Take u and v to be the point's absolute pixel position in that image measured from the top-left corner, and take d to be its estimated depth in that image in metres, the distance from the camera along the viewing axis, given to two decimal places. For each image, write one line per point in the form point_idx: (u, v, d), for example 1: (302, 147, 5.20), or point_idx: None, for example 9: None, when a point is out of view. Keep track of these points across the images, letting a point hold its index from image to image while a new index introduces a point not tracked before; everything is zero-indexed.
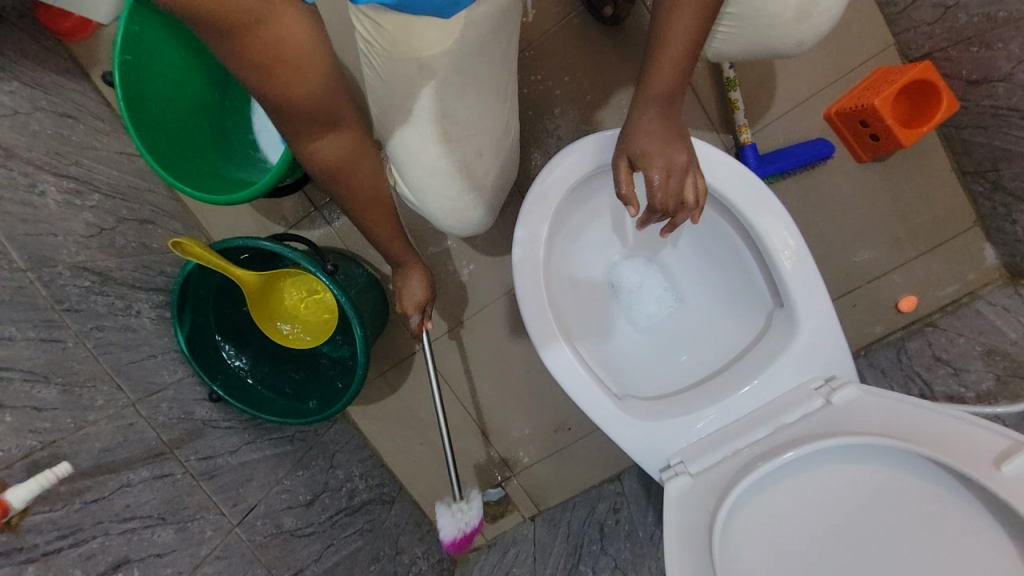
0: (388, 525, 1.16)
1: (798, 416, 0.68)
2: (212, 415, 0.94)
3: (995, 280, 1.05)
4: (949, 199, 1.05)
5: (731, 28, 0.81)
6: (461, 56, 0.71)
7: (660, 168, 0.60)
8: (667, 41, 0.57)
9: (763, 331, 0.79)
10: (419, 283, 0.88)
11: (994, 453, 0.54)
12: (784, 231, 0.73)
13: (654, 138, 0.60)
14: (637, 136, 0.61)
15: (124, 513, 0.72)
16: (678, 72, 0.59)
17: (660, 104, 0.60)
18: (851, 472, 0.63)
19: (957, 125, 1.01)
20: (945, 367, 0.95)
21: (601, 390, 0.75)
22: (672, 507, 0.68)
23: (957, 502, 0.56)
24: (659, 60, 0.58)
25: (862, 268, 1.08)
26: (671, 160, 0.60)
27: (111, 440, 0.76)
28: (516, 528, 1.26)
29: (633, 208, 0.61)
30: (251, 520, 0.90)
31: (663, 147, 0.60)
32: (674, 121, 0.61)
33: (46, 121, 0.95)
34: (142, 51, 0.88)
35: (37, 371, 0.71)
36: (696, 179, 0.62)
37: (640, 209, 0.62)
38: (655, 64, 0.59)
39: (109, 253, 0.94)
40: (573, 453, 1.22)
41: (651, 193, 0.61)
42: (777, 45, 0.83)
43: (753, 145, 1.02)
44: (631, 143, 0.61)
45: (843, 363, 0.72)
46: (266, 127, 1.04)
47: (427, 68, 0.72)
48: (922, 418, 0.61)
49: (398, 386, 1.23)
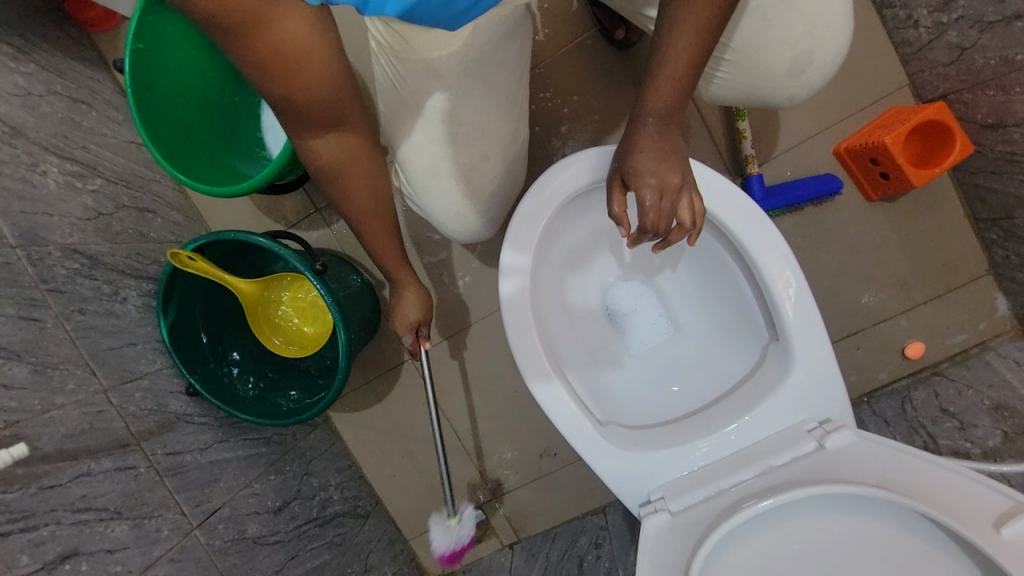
0: (359, 540, 1.12)
1: (788, 459, 0.64)
2: (187, 410, 0.92)
3: (1006, 332, 1.01)
4: (962, 244, 1.02)
5: (729, 73, 0.80)
6: (472, 59, 0.71)
7: (653, 187, 0.58)
8: (667, 59, 0.56)
9: (757, 364, 0.76)
10: (412, 304, 0.82)
11: (995, 514, 0.51)
12: (784, 263, 0.70)
13: (649, 157, 0.59)
14: (631, 155, 0.59)
15: (80, 503, 0.69)
16: (677, 91, 0.58)
17: (657, 123, 0.59)
18: (842, 524, 0.58)
19: (971, 170, 0.98)
20: (951, 420, 0.90)
21: (582, 414, 0.71)
22: (647, 545, 0.64)
23: (953, 563, 0.52)
24: (658, 79, 0.58)
25: (868, 309, 1.04)
26: (665, 181, 0.58)
27: (76, 426, 0.74)
28: (493, 555, 1.21)
29: (624, 228, 0.59)
30: (212, 523, 0.86)
31: (658, 166, 0.58)
32: (672, 140, 0.59)
33: (58, 105, 0.96)
34: (155, 43, 0.90)
35: (11, 348, 0.70)
36: (692, 202, 0.60)
37: (630, 230, 0.60)
38: (655, 82, 0.58)
39: (103, 238, 0.93)
40: (558, 480, 1.17)
41: (643, 213, 0.59)
42: (773, 95, 0.82)
43: (760, 176, 1.00)
44: (625, 162, 0.60)
45: (840, 406, 0.68)
46: (273, 124, 1.05)
47: (434, 70, 0.71)
48: (919, 469, 0.57)
49: (384, 395, 1.20)
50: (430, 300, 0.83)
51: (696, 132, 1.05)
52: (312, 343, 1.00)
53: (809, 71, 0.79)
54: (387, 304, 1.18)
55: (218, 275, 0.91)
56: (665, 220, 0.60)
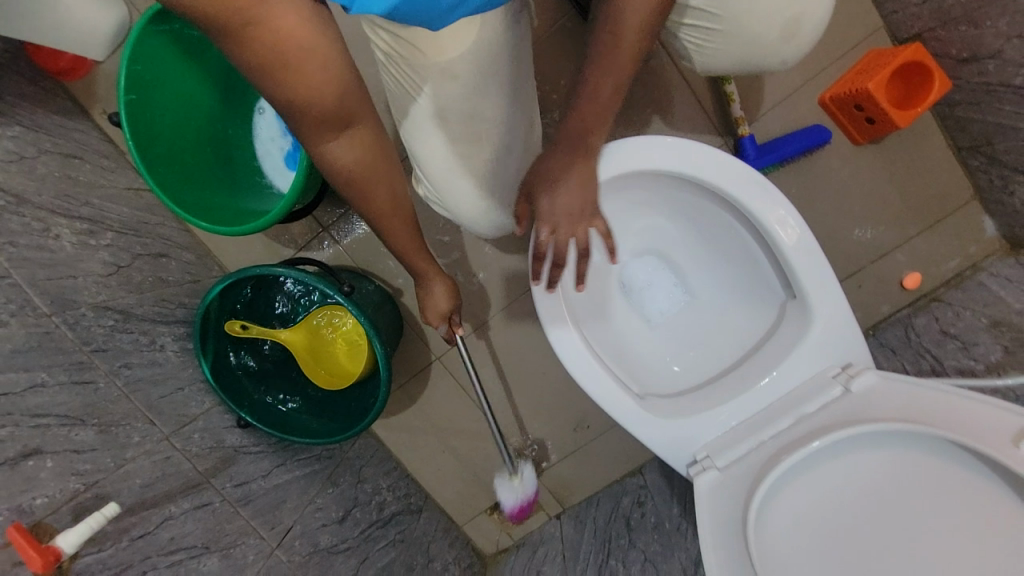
0: (417, 533, 1.19)
1: (819, 406, 0.70)
2: (243, 442, 0.96)
3: (996, 252, 1.07)
4: (946, 174, 1.07)
5: (694, 29, 0.83)
6: (484, 55, 0.74)
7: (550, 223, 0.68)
8: (600, 71, 0.62)
9: (776, 322, 0.81)
10: (442, 294, 0.88)
11: (1015, 432, 0.56)
12: (791, 222, 0.75)
13: (552, 193, 0.68)
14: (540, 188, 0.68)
15: (171, 545, 0.74)
16: (608, 99, 0.64)
17: (566, 156, 0.67)
18: (874, 456, 0.65)
19: (950, 103, 1.02)
20: (954, 342, 0.96)
21: (623, 391, 0.77)
22: (702, 501, 0.71)
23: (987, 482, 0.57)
24: (592, 91, 0.63)
25: (866, 248, 1.10)
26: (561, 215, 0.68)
27: (150, 475, 0.78)
28: (542, 527, 1.29)
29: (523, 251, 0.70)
30: (289, 542, 0.92)
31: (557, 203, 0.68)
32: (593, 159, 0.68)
33: (52, 163, 0.93)
34: (147, 91, 0.91)
35: (73, 414, 0.73)
36: (605, 222, 0.69)
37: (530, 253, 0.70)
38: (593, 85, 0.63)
39: (128, 290, 0.95)
40: (594, 450, 1.24)
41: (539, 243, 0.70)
42: (765, 62, 0.85)
43: (751, 136, 1.04)
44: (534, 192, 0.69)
45: (860, 350, 0.73)
46: (272, 155, 1.07)
47: (449, 72, 0.75)
48: (942, 400, 0.63)
49: (418, 397, 1.25)
50: (456, 287, 0.89)
51: (685, 101, 1.07)
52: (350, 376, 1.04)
53: (801, 34, 0.81)
54: (408, 310, 1.22)
55: (267, 334, 0.99)
56: (577, 235, 0.68)
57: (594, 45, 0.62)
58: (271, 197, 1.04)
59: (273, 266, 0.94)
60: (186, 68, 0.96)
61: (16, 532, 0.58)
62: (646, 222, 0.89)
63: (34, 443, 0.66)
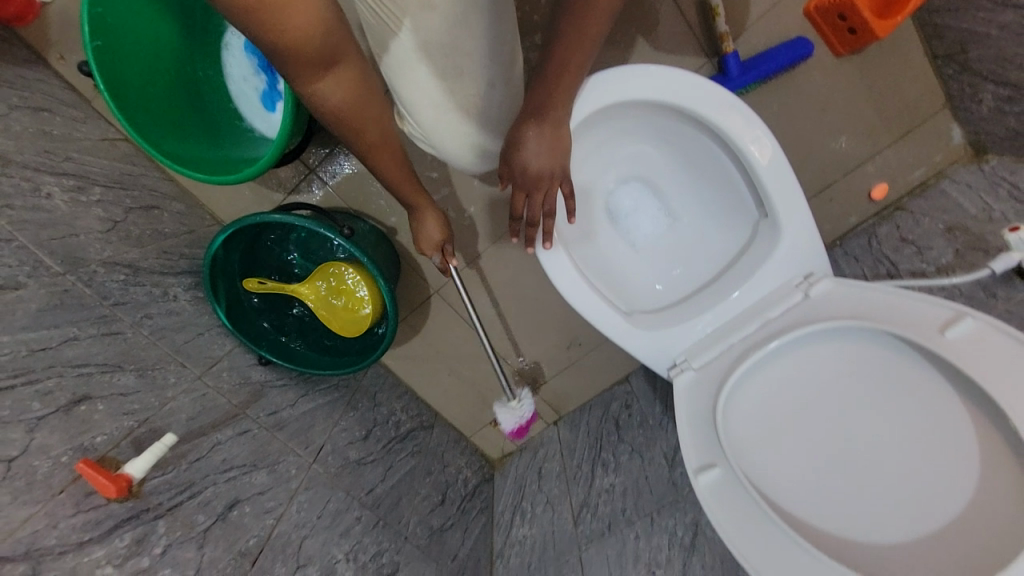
0: (432, 445, 1.34)
1: (781, 311, 0.80)
2: (267, 377, 1.05)
3: (961, 159, 1.12)
4: (920, 83, 1.10)
5: None
6: None
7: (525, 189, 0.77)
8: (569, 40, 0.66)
9: (751, 239, 0.88)
10: (434, 223, 0.92)
11: (942, 322, 0.67)
12: (767, 143, 0.79)
13: (529, 159, 0.73)
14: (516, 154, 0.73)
15: (224, 465, 0.85)
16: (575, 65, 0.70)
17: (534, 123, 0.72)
18: (826, 349, 0.76)
19: (930, 9, 1.04)
20: (911, 247, 1.04)
21: (612, 309, 0.85)
22: (680, 397, 0.82)
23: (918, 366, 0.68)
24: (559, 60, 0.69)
25: (838, 163, 1.15)
26: (533, 179, 0.75)
27: (193, 410, 0.87)
28: (542, 432, 1.45)
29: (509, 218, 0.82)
30: (323, 457, 1.04)
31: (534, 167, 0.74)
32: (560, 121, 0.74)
33: (26, 119, 0.89)
34: (109, 32, 0.87)
35: (111, 361, 0.79)
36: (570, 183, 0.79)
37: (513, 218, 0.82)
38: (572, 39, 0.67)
39: (130, 244, 0.97)
40: (585, 364, 1.37)
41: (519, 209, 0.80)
42: None
43: (735, 53, 1.03)
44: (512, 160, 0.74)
45: (819, 259, 0.81)
46: (247, 97, 1.05)
47: (426, 2, 0.73)
48: (887, 299, 0.72)
49: (420, 328, 1.34)
50: (446, 217, 0.94)
51: (668, 18, 1.05)
52: (361, 323, 1.09)
53: None
54: (403, 247, 1.26)
55: (280, 287, 1.04)
56: (542, 198, 0.78)
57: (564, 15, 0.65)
58: (255, 143, 1.03)
59: (270, 213, 0.96)
60: (143, 2, 0.91)
61: (84, 466, 0.66)
62: (629, 149, 0.92)
63: (82, 390, 0.72)
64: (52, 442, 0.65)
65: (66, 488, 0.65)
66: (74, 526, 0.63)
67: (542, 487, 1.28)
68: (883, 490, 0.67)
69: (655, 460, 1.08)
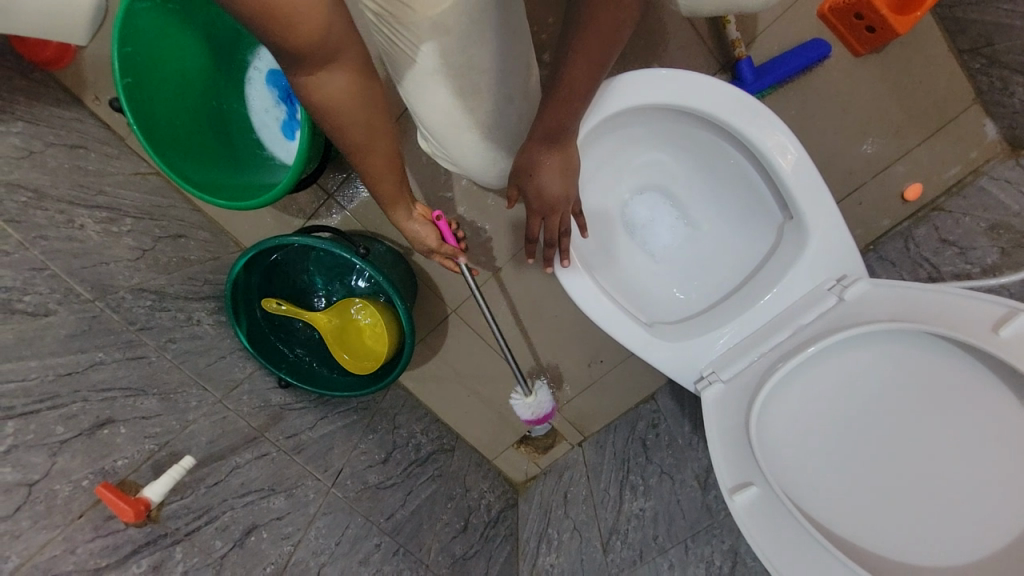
0: (453, 469, 1.30)
1: (814, 316, 0.76)
2: (286, 400, 1.06)
3: (997, 155, 1.06)
4: (947, 79, 1.06)
5: None
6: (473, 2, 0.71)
7: (539, 213, 0.77)
8: (578, 61, 0.62)
9: (776, 243, 0.84)
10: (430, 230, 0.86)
11: (995, 320, 0.61)
12: (788, 145, 0.77)
13: (542, 180, 0.73)
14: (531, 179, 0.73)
15: (242, 489, 0.84)
16: (586, 84, 0.65)
17: (545, 143, 0.70)
18: (865, 356, 0.71)
19: (952, 4, 1.01)
20: (952, 248, 0.98)
21: (634, 322, 0.82)
22: (710, 411, 0.78)
23: (974, 371, 0.62)
24: (568, 80, 0.64)
25: (865, 164, 1.11)
26: (545, 203, 0.75)
27: (213, 433, 0.87)
28: (566, 454, 1.40)
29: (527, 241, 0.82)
30: (342, 481, 1.02)
31: (552, 189, 0.73)
32: (572, 137, 0.71)
33: (61, 156, 0.94)
34: (139, 74, 0.91)
35: (135, 385, 0.80)
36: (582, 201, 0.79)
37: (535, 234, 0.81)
38: (582, 41, 0.60)
39: (157, 271, 0.99)
40: (609, 381, 1.33)
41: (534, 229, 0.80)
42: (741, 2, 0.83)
43: (749, 58, 1.02)
44: (527, 182, 0.74)
45: (852, 260, 0.77)
46: (269, 127, 1.09)
47: (441, 26, 0.72)
48: (929, 299, 0.67)
49: (438, 348, 1.32)
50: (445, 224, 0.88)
51: (679, 28, 1.04)
52: (374, 358, 1.07)
53: None
54: (420, 267, 1.26)
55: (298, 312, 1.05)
56: (559, 218, 0.77)
57: (574, 35, 0.60)
58: (275, 169, 1.06)
59: (290, 236, 0.98)
60: (171, 41, 0.96)
61: (105, 490, 0.66)
62: (643, 157, 0.91)
63: (106, 414, 0.73)
64: (72, 466, 0.66)
65: (85, 512, 0.65)
66: (91, 551, 0.63)
67: (568, 512, 1.23)
68: (935, 504, 0.63)
69: (686, 482, 1.03)
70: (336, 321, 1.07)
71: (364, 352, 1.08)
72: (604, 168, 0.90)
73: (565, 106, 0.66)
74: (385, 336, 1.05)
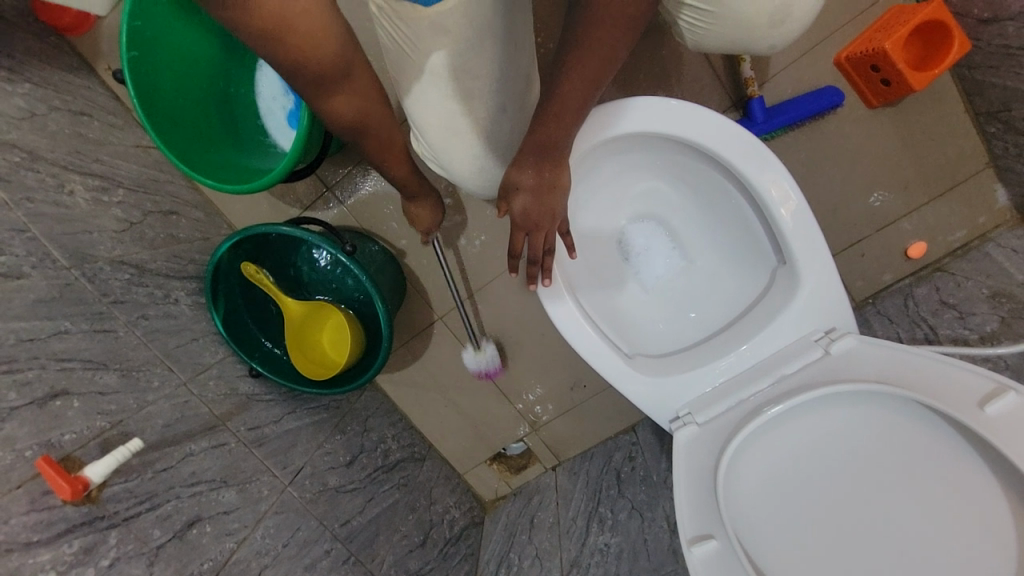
0: (420, 479, 1.27)
1: (798, 367, 0.73)
2: (255, 390, 1.03)
3: (1006, 222, 1.04)
4: (962, 139, 1.05)
5: (710, 27, 0.79)
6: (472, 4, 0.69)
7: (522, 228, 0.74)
8: (572, 81, 0.60)
9: (768, 286, 0.82)
10: (428, 210, 0.96)
11: (980, 395, 0.59)
12: (789, 192, 0.75)
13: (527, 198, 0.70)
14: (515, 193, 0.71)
15: (192, 478, 0.81)
16: (579, 102, 0.63)
17: (533, 159, 0.68)
18: (845, 416, 0.68)
19: (971, 65, 1.00)
20: (951, 311, 0.95)
21: (612, 351, 0.79)
22: (679, 453, 0.75)
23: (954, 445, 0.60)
24: (560, 96, 0.62)
25: (871, 216, 1.08)
26: (527, 217, 0.72)
27: (171, 416, 0.84)
28: (539, 477, 1.36)
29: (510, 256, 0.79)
30: (300, 480, 0.99)
31: (536, 204, 0.71)
32: (563, 157, 0.69)
33: (63, 120, 0.94)
34: (146, 47, 0.91)
35: (97, 359, 0.78)
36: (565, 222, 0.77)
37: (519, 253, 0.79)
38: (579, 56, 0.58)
39: (141, 245, 0.97)
40: (590, 407, 1.29)
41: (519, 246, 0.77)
42: (753, 47, 0.83)
43: (761, 98, 1.01)
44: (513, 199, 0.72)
45: (844, 313, 0.75)
46: (274, 114, 1.09)
47: (442, 30, 0.72)
48: (915, 364, 0.65)
49: (420, 354, 1.30)
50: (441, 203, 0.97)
51: (695, 59, 1.03)
52: (332, 367, 1.03)
53: (790, 23, 0.77)
54: (411, 270, 1.24)
55: (273, 291, 1.03)
56: (544, 236, 0.74)
57: (568, 49, 0.59)
58: (273, 157, 1.05)
59: (279, 225, 0.96)
60: (185, 19, 0.96)
61: (45, 464, 0.63)
62: (642, 185, 0.90)
63: (61, 384, 0.71)
64: (18, 435, 0.63)
65: (23, 484, 0.62)
66: (25, 525, 0.60)
67: (532, 538, 1.18)
68: None
69: (655, 521, 0.99)
70: (303, 316, 1.05)
71: (319, 357, 1.05)
72: (600, 193, 0.89)
73: (556, 122, 0.64)
74: (346, 348, 1.02)
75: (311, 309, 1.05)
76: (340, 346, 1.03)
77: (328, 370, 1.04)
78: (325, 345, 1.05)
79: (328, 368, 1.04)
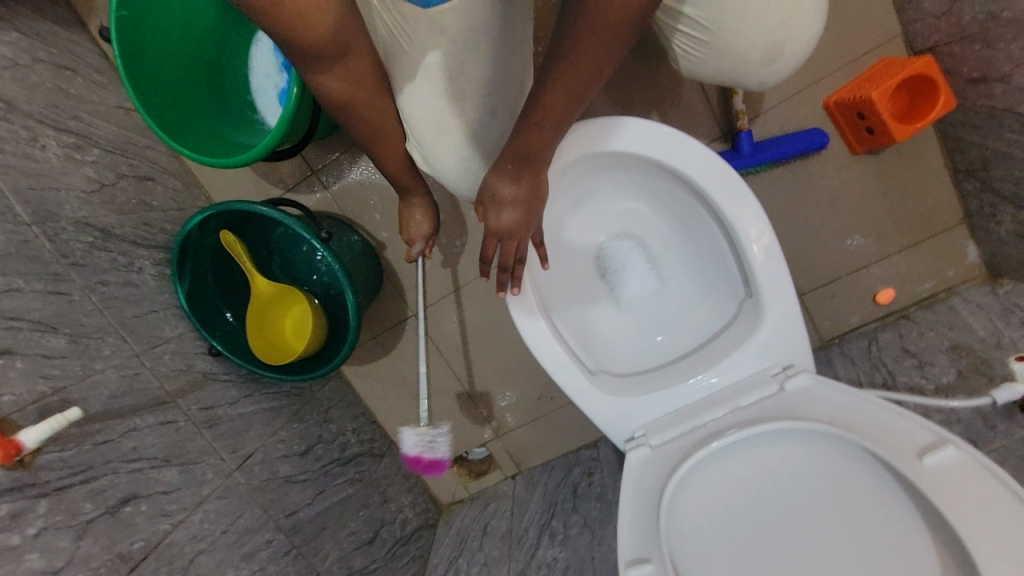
0: (376, 475, 1.25)
1: (753, 400, 0.74)
2: (213, 369, 1.00)
3: (973, 279, 1.07)
4: (939, 193, 1.07)
5: (704, 55, 0.81)
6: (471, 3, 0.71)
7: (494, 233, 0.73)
8: (556, 94, 0.60)
9: (735, 317, 0.83)
10: (421, 215, 0.92)
11: (920, 446, 0.60)
12: (762, 227, 0.76)
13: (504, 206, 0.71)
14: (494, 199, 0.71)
15: (133, 454, 0.79)
16: (561, 115, 0.63)
17: (513, 167, 0.68)
18: (792, 452, 0.69)
19: (954, 123, 1.03)
20: (911, 359, 0.98)
21: (575, 366, 0.79)
22: (630, 473, 0.75)
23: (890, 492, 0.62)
24: (543, 107, 0.62)
25: (845, 258, 1.10)
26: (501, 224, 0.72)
27: (118, 388, 0.82)
28: (497, 485, 1.35)
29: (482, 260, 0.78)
30: (249, 466, 0.97)
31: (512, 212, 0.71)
32: (542, 166, 0.69)
33: (43, 73, 0.91)
34: (138, 7, 0.89)
35: (46, 321, 0.75)
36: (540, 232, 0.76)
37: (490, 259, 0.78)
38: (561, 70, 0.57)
39: (110, 209, 0.94)
40: (555, 419, 1.29)
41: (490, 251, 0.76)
42: (745, 83, 0.84)
43: (749, 132, 1.02)
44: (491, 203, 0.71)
45: (803, 351, 0.76)
46: (265, 90, 1.07)
47: (438, 27, 0.73)
48: (864, 408, 0.66)
49: (390, 349, 1.28)
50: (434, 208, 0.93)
51: (691, 86, 1.05)
52: (290, 353, 1.01)
53: (780, 61, 0.79)
54: (389, 264, 1.23)
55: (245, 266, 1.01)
56: (516, 245, 0.74)
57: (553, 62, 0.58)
58: (258, 133, 1.03)
59: (256, 204, 0.94)
60: None
61: None
62: (624, 204, 0.90)
63: (4, 343, 0.68)
64: None
65: None
66: None
67: (482, 545, 1.17)
68: None
69: (605, 540, 0.99)
70: (270, 297, 1.03)
71: (278, 342, 1.03)
72: (581, 207, 0.89)
73: (537, 132, 0.64)
74: (307, 336, 0.99)
75: (279, 291, 1.03)
76: (302, 333, 1.01)
77: (288, 355, 1.02)
78: (285, 330, 1.03)
79: (286, 353, 1.02)
